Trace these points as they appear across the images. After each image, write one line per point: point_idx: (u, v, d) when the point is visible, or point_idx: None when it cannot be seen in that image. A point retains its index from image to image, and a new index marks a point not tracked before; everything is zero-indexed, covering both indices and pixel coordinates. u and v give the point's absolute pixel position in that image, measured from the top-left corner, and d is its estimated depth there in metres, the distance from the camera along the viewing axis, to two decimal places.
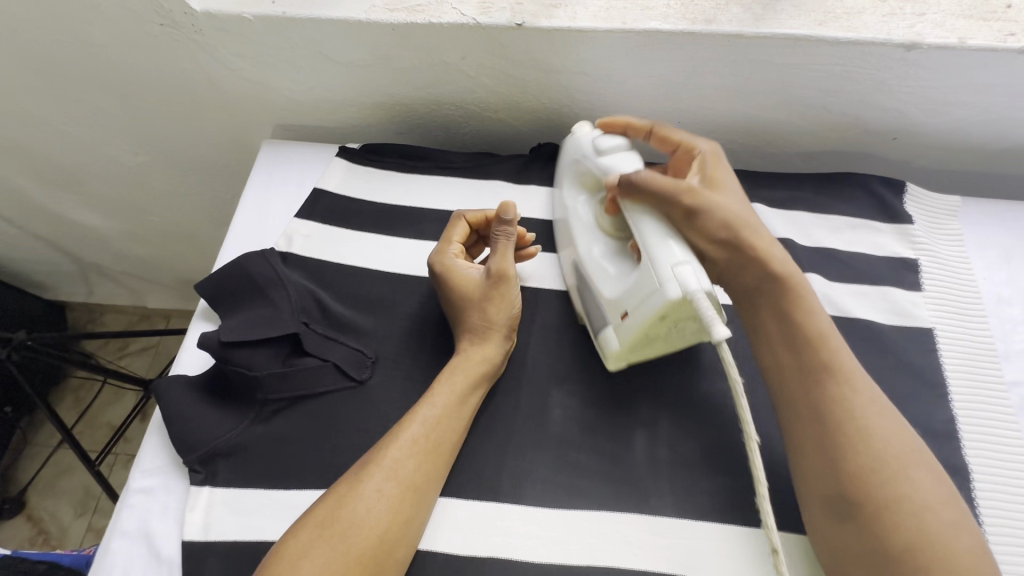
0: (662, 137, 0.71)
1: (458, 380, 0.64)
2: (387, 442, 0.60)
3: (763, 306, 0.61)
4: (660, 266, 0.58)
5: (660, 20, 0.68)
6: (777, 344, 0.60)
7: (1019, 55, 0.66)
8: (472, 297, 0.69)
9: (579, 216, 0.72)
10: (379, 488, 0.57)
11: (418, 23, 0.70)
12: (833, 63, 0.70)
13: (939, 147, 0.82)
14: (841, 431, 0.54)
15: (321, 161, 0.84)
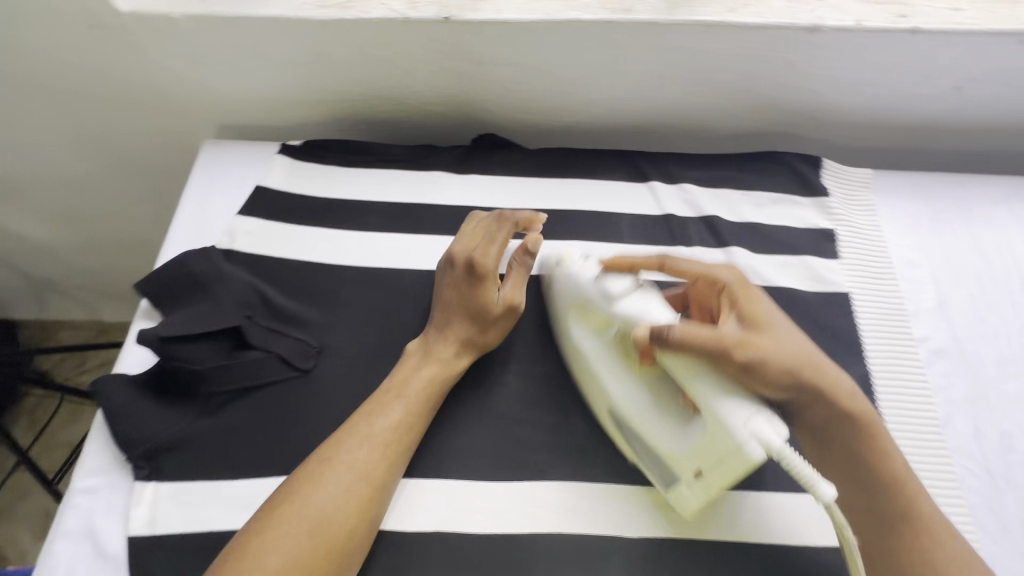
0: (672, 270, 0.63)
1: (422, 377, 0.66)
2: (347, 435, 0.61)
3: (839, 445, 0.58)
4: (733, 415, 0.50)
5: (581, 10, 0.72)
6: (847, 481, 0.58)
7: (910, 35, 0.71)
8: (470, 308, 0.69)
9: (592, 335, 0.62)
10: (340, 479, 0.58)
11: (348, 19, 0.72)
12: (746, 47, 0.74)
13: (855, 125, 0.87)
14: (895, 487, 0.56)
15: (264, 159, 0.84)
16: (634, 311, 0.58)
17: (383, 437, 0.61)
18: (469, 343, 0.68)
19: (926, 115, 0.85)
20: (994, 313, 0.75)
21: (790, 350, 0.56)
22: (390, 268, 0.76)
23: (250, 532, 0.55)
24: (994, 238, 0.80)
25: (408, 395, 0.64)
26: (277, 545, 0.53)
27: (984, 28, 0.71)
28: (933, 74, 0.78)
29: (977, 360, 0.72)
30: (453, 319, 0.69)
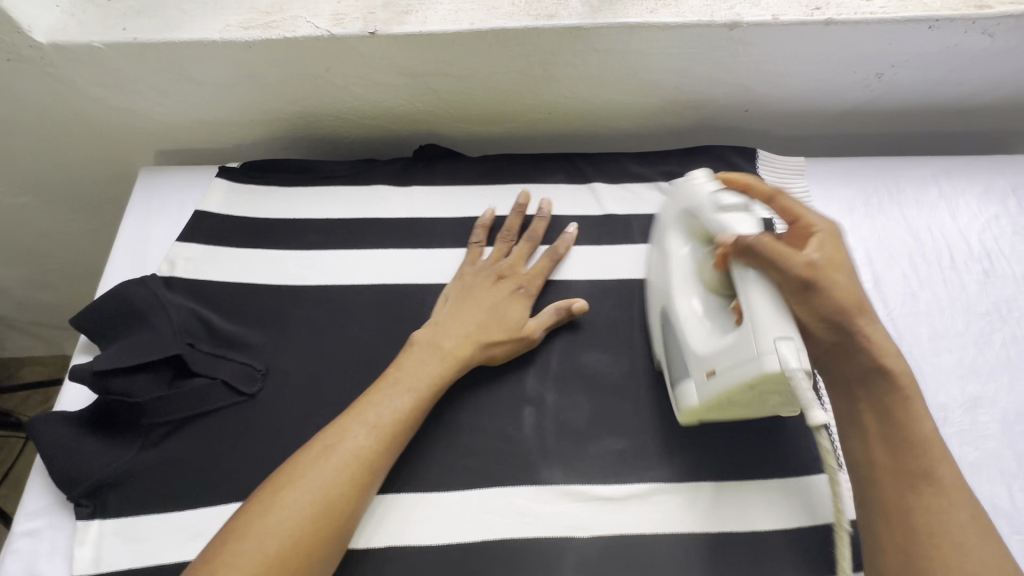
0: (781, 206, 0.61)
1: (428, 367, 0.66)
2: (345, 424, 0.61)
3: (863, 397, 0.55)
4: (761, 333, 0.53)
5: (506, 18, 0.72)
6: (869, 441, 0.54)
7: (827, 26, 0.73)
8: (492, 309, 0.71)
9: (678, 269, 0.66)
10: (331, 469, 0.57)
11: (273, 39, 0.72)
12: (671, 46, 0.75)
13: (788, 114, 0.90)
14: (913, 491, 0.51)
15: (202, 184, 0.84)
16: (727, 225, 0.60)
17: (379, 426, 0.61)
18: (481, 344, 0.69)
19: (854, 101, 0.88)
20: (926, 291, 0.77)
21: (840, 291, 0.55)
22: (334, 285, 0.75)
23: (235, 522, 0.54)
24: (925, 217, 0.83)
25: (410, 387, 0.64)
26: (258, 534, 0.52)
27: (896, 16, 0.73)
28: (855, 62, 0.80)
29: (913, 336, 0.74)
30: (473, 313, 0.70)
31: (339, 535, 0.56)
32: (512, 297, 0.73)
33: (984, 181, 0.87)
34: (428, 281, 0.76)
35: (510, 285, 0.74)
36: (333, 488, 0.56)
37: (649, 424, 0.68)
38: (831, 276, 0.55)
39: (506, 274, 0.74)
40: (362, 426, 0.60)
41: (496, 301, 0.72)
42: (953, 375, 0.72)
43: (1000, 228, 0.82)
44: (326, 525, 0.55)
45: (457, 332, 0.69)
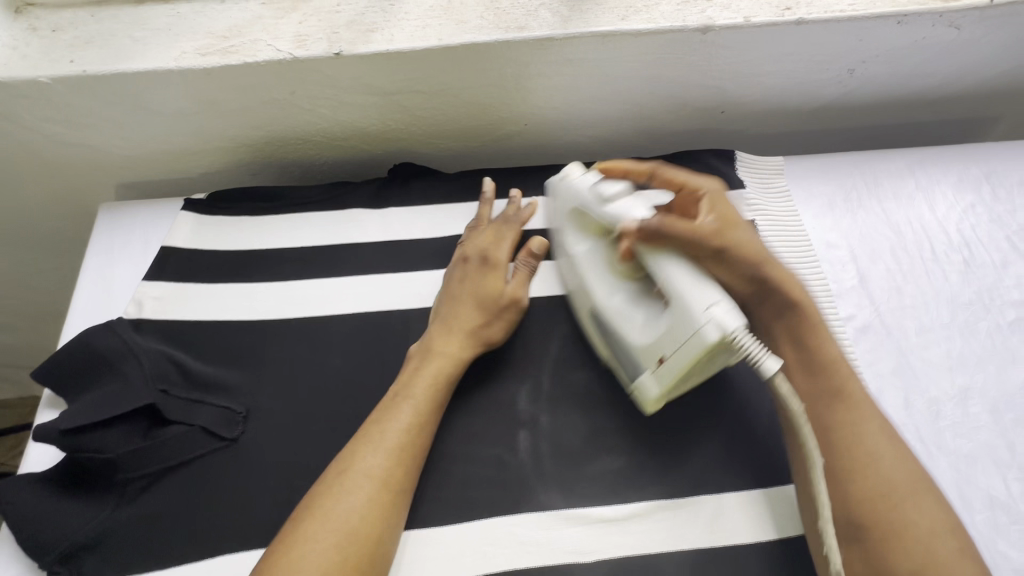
0: (664, 178, 0.69)
1: (427, 371, 0.65)
2: (361, 443, 0.59)
3: (789, 348, 0.63)
4: (693, 306, 0.57)
5: (475, 32, 0.70)
6: (795, 376, 0.62)
7: (798, 26, 0.73)
8: (474, 297, 0.70)
9: (592, 260, 0.70)
10: (362, 489, 0.56)
11: (232, 64, 0.69)
12: (645, 53, 0.74)
13: (763, 114, 0.89)
14: (839, 429, 0.58)
15: (167, 218, 0.81)
16: (617, 216, 0.65)
17: (397, 439, 0.59)
18: (475, 333, 0.68)
19: (828, 97, 0.88)
20: (910, 285, 0.78)
21: (748, 246, 0.64)
22: (314, 316, 0.73)
23: (278, 551, 0.52)
24: (904, 209, 0.84)
25: (415, 395, 0.63)
26: (310, 559, 0.51)
27: (866, 12, 0.73)
28: (827, 59, 0.80)
29: (900, 331, 0.74)
30: (456, 310, 0.69)
31: (387, 552, 0.55)
32: (493, 276, 0.71)
33: (958, 169, 0.88)
34: (412, 306, 0.74)
35: (487, 268, 0.72)
36: (372, 506, 0.55)
37: (647, 439, 0.66)
38: (730, 236, 0.63)
39: (483, 263, 0.72)
40: (380, 444, 0.59)
41: (476, 287, 0.70)
42: (942, 367, 0.72)
43: (976, 216, 0.83)
44: (374, 544, 0.54)
45: (446, 333, 0.68)
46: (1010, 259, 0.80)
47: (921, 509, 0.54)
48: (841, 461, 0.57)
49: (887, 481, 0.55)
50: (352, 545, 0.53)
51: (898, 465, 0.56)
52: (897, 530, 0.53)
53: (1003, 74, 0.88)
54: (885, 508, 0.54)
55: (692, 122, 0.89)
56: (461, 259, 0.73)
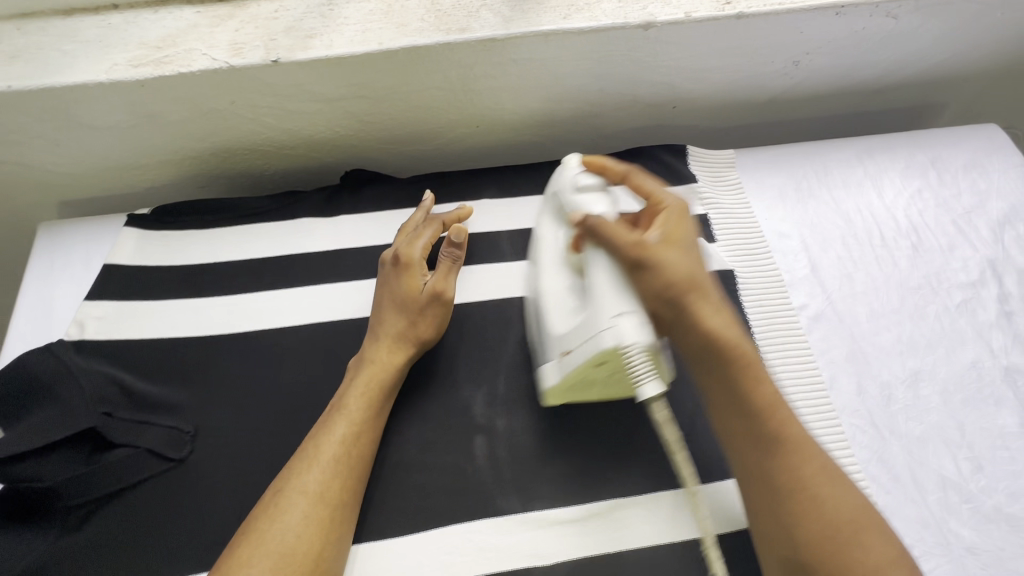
0: (634, 184, 0.64)
1: (363, 379, 0.64)
2: (302, 456, 0.59)
3: (719, 386, 0.55)
4: (603, 309, 0.55)
5: (415, 35, 0.70)
6: (726, 418, 0.54)
7: (738, 20, 0.74)
8: (400, 302, 0.68)
9: (549, 245, 0.67)
10: (304, 501, 0.56)
11: (166, 75, 0.67)
12: (589, 51, 0.74)
13: (714, 108, 0.90)
14: (794, 455, 0.52)
15: (110, 235, 0.78)
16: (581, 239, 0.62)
17: (335, 447, 0.59)
18: (404, 338, 0.67)
19: (776, 89, 0.89)
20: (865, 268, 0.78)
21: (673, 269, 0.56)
22: (263, 329, 0.71)
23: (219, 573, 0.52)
24: (853, 197, 0.85)
25: (351, 403, 0.62)
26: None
27: (803, 5, 0.74)
28: (770, 52, 0.81)
29: (851, 318, 0.75)
30: (383, 319, 0.68)
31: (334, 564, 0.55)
32: (417, 276, 0.69)
33: (904, 156, 0.89)
34: (364, 314, 0.72)
35: (410, 271, 0.69)
36: (312, 520, 0.55)
37: (604, 437, 0.66)
38: (660, 253, 0.56)
39: (409, 269, 0.70)
40: (320, 455, 0.58)
41: (400, 291, 0.69)
42: (893, 351, 0.73)
43: (923, 202, 0.85)
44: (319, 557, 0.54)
45: (374, 345, 0.66)
46: (956, 243, 0.81)
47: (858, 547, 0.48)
48: (794, 462, 0.51)
49: (828, 520, 0.49)
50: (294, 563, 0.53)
51: (834, 493, 0.50)
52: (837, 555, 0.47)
53: (944, 62, 0.90)
54: (826, 534, 0.48)
55: (644, 118, 0.89)
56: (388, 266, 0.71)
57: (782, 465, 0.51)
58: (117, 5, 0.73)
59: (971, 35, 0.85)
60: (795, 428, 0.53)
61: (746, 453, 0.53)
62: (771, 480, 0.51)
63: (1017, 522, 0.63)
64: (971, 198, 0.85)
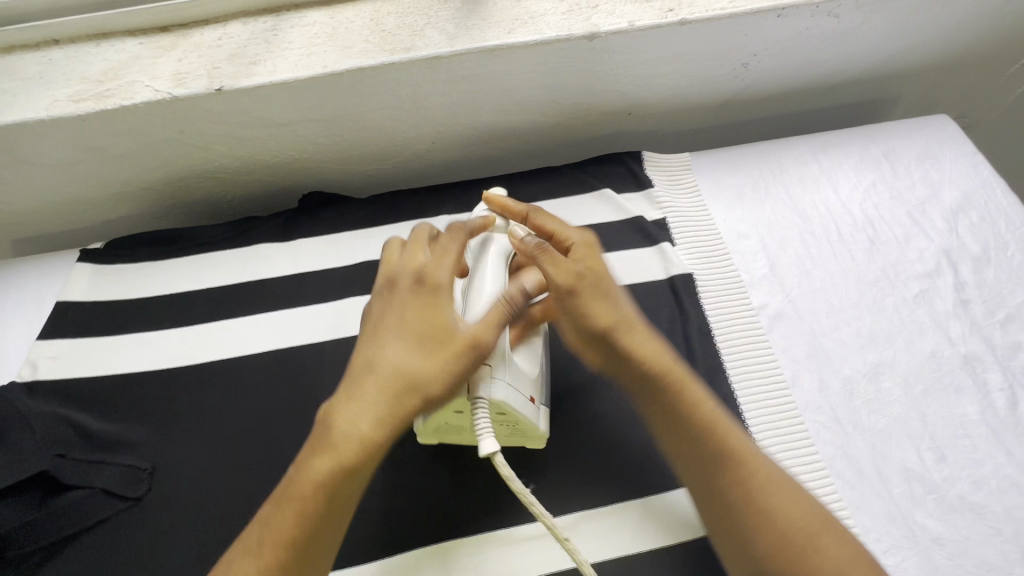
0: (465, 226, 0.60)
1: (341, 433, 0.48)
2: (271, 500, 0.49)
3: (665, 407, 0.55)
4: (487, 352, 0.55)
5: (360, 56, 0.70)
6: (666, 435, 0.55)
7: (681, 27, 0.74)
8: (398, 331, 0.52)
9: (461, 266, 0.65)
10: (247, 558, 0.47)
11: (108, 109, 0.67)
12: (537, 63, 0.75)
13: (669, 112, 0.91)
14: (740, 470, 0.52)
15: (63, 271, 0.77)
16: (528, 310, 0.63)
17: (302, 505, 0.47)
18: (395, 387, 0.50)
19: (727, 91, 0.90)
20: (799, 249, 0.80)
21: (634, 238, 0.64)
22: (222, 359, 0.70)
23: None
24: (809, 194, 0.86)
25: (322, 457, 0.48)
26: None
27: (743, 9, 0.75)
28: (717, 55, 0.82)
29: (811, 314, 0.76)
30: (376, 356, 0.51)
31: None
32: (427, 304, 0.53)
33: (858, 150, 0.90)
34: (323, 338, 0.72)
35: (415, 290, 0.54)
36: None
37: (570, 449, 0.64)
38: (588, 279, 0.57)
39: (416, 287, 0.54)
40: (288, 507, 0.48)
41: (405, 321, 0.53)
42: (853, 346, 0.74)
43: (878, 196, 0.86)
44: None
45: (356, 392, 0.50)
46: (912, 235, 0.82)
47: (804, 546, 0.48)
48: (727, 475, 0.52)
49: (791, 511, 0.49)
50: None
51: (784, 485, 0.51)
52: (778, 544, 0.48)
53: (892, 56, 0.92)
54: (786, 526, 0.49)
55: (600, 126, 0.90)
56: (385, 273, 0.57)
57: (741, 457, 0.52)
58: (60, 40, 0.73)
59: (914, 29, 0.86)
60: (734, 438, 0.53)
61: (687, 468, 0.53)
62: (713, 487, 0.52)
63: (982, 510, 0.63)
64: (925, 189, 0.86)
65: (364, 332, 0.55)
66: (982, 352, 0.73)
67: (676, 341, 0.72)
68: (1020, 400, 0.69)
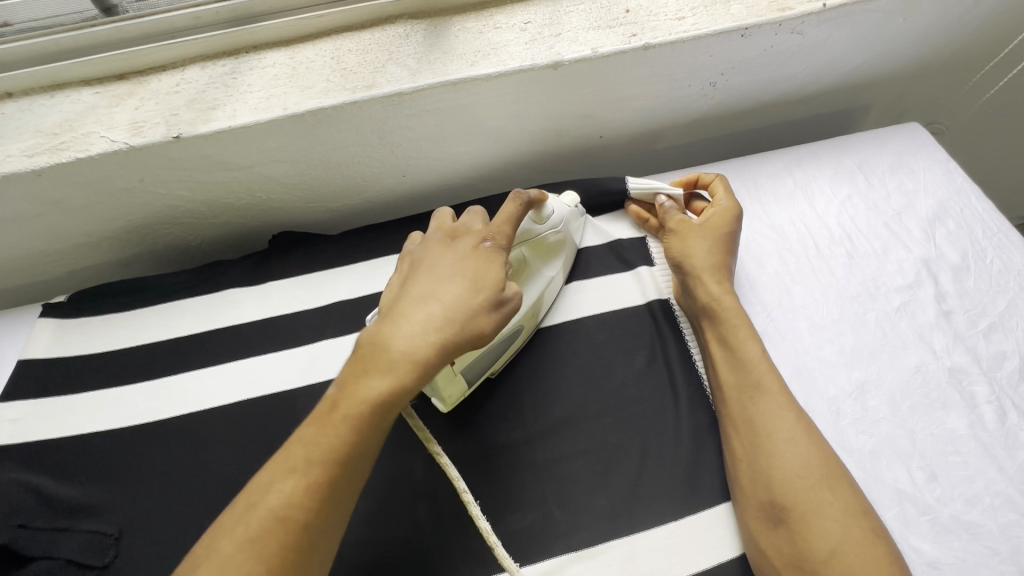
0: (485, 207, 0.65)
1: (396, 349, 0.51)
2: (322, 407, 0.51)
3: (721, 353, 0.67)
4: None
5: (321, 97, 0.68)
6: (723, 371, 0.66)
7: (646, 51, 0.74)
8: (447, 278, 0.56)
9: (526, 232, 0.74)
10: (295, 471, 0.48)
11: (63, 162, 0.65)
12: (503, 94, 0.73)
13: (639, 133, 0.91)
14: (757, 420, 0.61)
15: (27, 327, 0.76)
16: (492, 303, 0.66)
17: (352, 425, 0.50)
18: (451, 323, 0.53)
19: (697, 110, 0.89)
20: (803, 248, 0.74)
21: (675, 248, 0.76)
22: (190, 412, 0.68)
23: (196, 553, 0.46)
24: (785, 209, 0.85)
25: (379, 376, 0.50)
26: (220, 559, 0.45)
27: (708, 30, 0.74)
28: (685, 75, 0.81)
29: (793, 333, 0.75)
30: (434, 287, 0.55)
31: (312, 564, 0.48)
32: (485, 263, 0.57)
33: (831, 162, 0.90)
34: (295, 384, 0.70)
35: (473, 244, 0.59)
36: (307, 500, 0.47)
37: (555, 486, 0.62)
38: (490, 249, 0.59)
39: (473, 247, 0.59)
40: (341, 417, 0.50)
41: (468, 268, 0.57)
42: (837, 364, 0.72)
43: (854, 208, 0.85)
44: (305, 549, 0.47)
45: (414, 316, 0.53)
46: (890, 247, 0.82)
47: (818, 496, 0.56)
48: (759, 408, 0.61)
49: (799, 465, 0.57)
50: (269, 548, 0.45)
51: (790, 445, 0.59)
52: (792, 499, 0.56)
53: (860, 67, 0.91)
54: (783, 486, 0.57)
55: (571, 148, 0.89)
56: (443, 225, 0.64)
57: (754, 425, 0.61)
58: (13, 93, 0.71)
59: (881, 41, 0.86)
60: (771, 378, 0.63)
61: (728, 407, 0.64)
62: (746, 422, 0.62)
63: (976, 529, 0.62)
64: (900, 199, 0.86)
65: (420, 267, 0.58)
66: (967, 364, 0.72)
67: (658, 369, 0.70)
68: (1007, 410, 0.68)
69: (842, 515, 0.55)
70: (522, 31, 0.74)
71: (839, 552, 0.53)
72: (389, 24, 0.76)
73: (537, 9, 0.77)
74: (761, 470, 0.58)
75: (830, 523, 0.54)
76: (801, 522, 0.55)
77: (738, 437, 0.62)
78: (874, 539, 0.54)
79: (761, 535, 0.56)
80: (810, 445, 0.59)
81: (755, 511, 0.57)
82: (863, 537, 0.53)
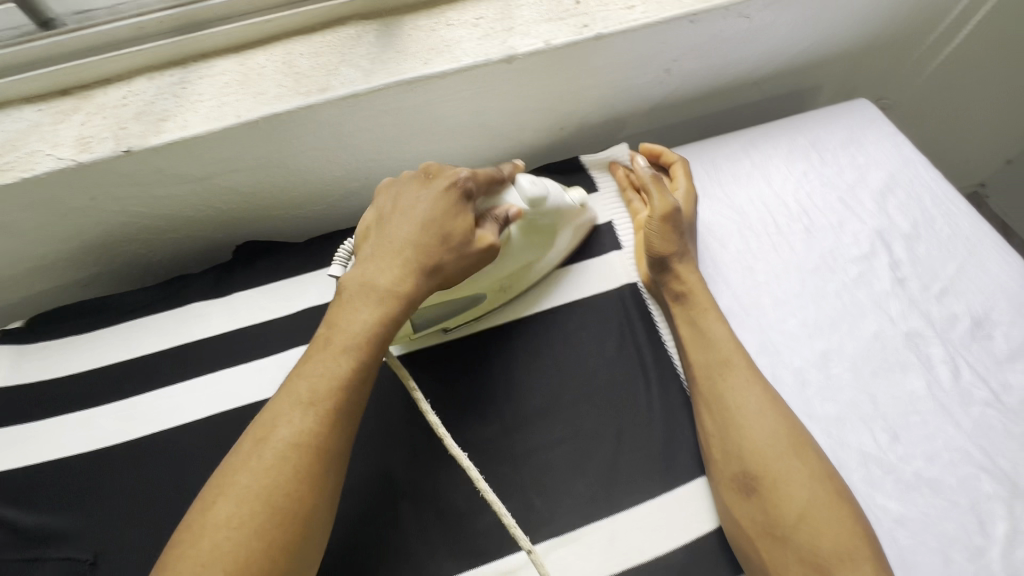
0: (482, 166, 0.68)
1: (378, 290, 0.56)
2: (317, 341, 0.55)
3: (692, 332, 0.69)
4: None
5: (273, 102, 0.67)
6: (697, 351, 0.67)
7: (598, 41, 0.74)
8: (425, 223, 0.58)
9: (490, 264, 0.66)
10: (305, 395, 0.51)
11: (8, 183, 0.63)
12: (457, 90, 0.73)
13: (595, 122, 0.92)
14: (727, 394, 0.63)
15: None
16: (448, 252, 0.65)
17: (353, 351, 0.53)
18: (417, 267, 0.57)
19: (651, 96, 0.91)
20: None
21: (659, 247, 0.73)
22: (159, 429, 0.67)
23: (208, 495, 0.48)
24: (745, 189, 0.87)
25: (363, 314, 0.55)
26: (238, 490, 0.47)
27: (657, 18, 0.75)
28: (637, 63, 0.82)
29: (758, 309, 0.77)
30: (408, 231, 0.59)
31: (329, 486, 0.50)
32: (455, 208, 0.60)
33: (786, 139, 0.92)
34: (265, 393, 0.69)
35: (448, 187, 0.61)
36: (318, 426, 0.50)
37: (535, 475, 0.63)
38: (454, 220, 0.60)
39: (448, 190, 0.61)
40: (337, 347, 0.53)
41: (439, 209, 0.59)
42: (801, 336, 0.75)
43: (810, 184, 0.88)
44: (321, 472, 0.49)
45: (388, 255, 0.58)
46: (845, 219, 0.84)
47: (787, 463, 0.58)
48: (727, 381, 0.64)
49: (765, 439, 0.60)
50: (291, 465, 0.48)
51: (757, 417, 0.61)
52: (763, 472, 0.58)
53: (808, 47, 0.94)
54: (753, 458, 0.59)
55: (532, 140, 0.89)
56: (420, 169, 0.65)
57: (724, 399, 0.63)
58: None
59: (825, 22, 0.88)
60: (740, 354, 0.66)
61: (701, 387, 0.65)
62: (720, 399, 0.63)
63: (937, 484, 0.65)
64: (853, 173, 0.89)
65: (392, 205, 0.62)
66: (922, 327, 0.75)
67: (627, 353, 0.71)
68: (961, 371, 0.72)
69: (806, 475, 0.58)
70: (473, 27, 0.74)
71: (806, 513, 0.56)
72: (340, 26, 0.75)
73: (488, 5, 0.77)
74: (732, 448, 0.60)
75: (794, 489, 0.57)
76: (772, 490, 0.58)
77: (709, 421, 0.63)
78: (844, 496, 0.57)
79: (734, 506, 0.58)
80: (771, 418, 0.61)
81: (727, 481, 0.60)
82: (823, 484, 0.57)
